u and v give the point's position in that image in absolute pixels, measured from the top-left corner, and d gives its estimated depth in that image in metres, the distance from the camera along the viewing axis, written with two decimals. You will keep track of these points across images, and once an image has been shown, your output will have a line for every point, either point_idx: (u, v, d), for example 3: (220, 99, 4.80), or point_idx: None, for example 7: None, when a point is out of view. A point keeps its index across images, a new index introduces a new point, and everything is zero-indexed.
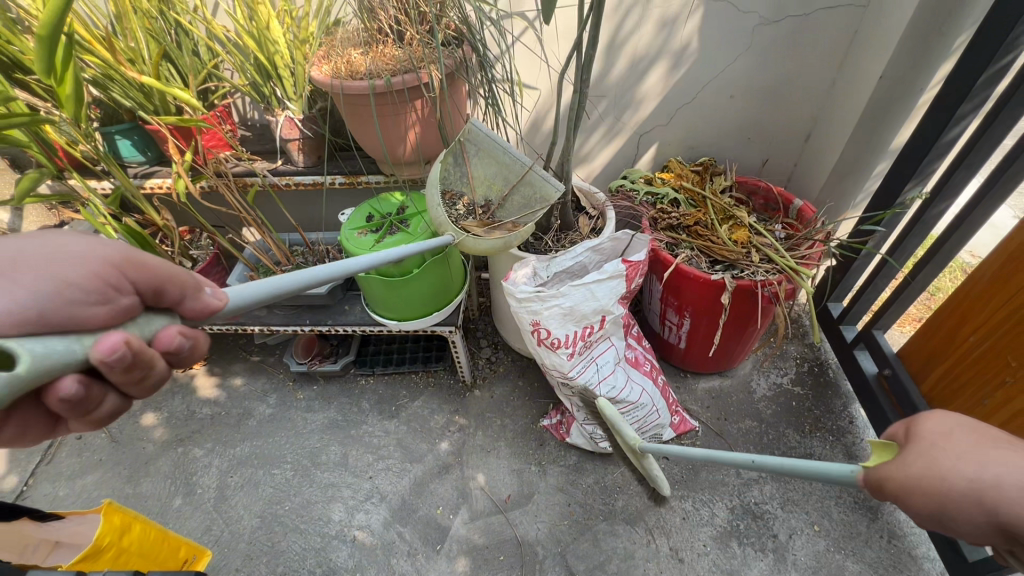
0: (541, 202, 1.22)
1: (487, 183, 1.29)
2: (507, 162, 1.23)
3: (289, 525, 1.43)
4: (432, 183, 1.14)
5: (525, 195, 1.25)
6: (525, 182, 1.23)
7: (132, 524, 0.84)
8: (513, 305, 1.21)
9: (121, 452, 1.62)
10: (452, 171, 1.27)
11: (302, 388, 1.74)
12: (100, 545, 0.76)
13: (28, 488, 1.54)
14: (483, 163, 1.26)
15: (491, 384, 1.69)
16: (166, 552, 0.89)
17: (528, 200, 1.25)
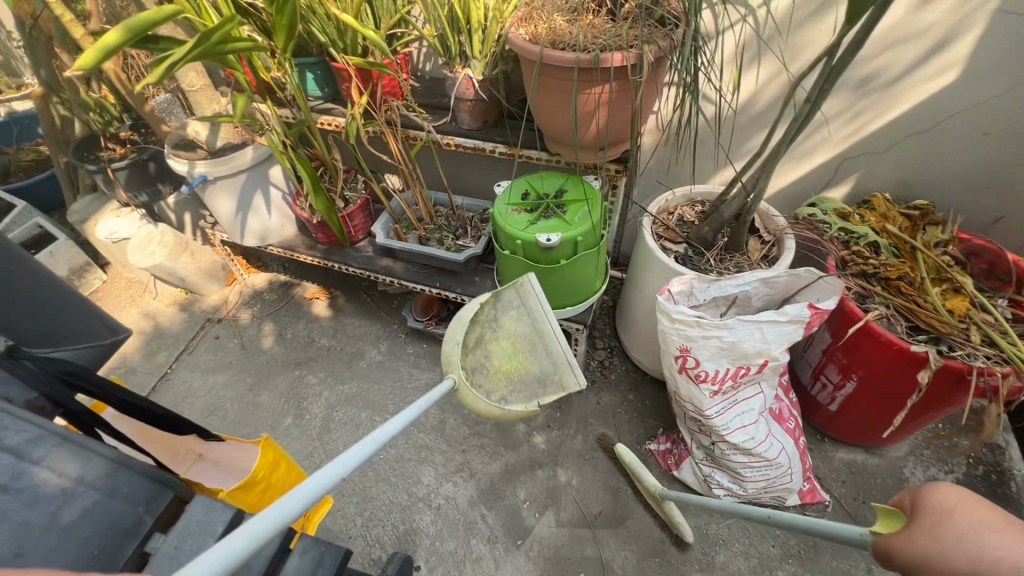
0: (556, 384, 0.93)
1: (503, 369, 0.91)
2: (544, 320, 0.95)
3: (382, 474, 1.46)
4: (469, 303, 0.88)
5: (545, 371, 0.96)
6: (549, 367, 0.96)
7: (279, 464, 0.81)
8: (664, 324, 1.10)
9: (247, 360, 1.75)
10: (489, 305, 0.92)
11: (412, 344, 1.76)
12: (256, 477, 0.75)
13: (171, 372, 1.72)
14: (521, 319, 0.95)
15: (599, 390, 1.60)
16: (294, 512, 0.85)
17: (534, 388, 0.92)
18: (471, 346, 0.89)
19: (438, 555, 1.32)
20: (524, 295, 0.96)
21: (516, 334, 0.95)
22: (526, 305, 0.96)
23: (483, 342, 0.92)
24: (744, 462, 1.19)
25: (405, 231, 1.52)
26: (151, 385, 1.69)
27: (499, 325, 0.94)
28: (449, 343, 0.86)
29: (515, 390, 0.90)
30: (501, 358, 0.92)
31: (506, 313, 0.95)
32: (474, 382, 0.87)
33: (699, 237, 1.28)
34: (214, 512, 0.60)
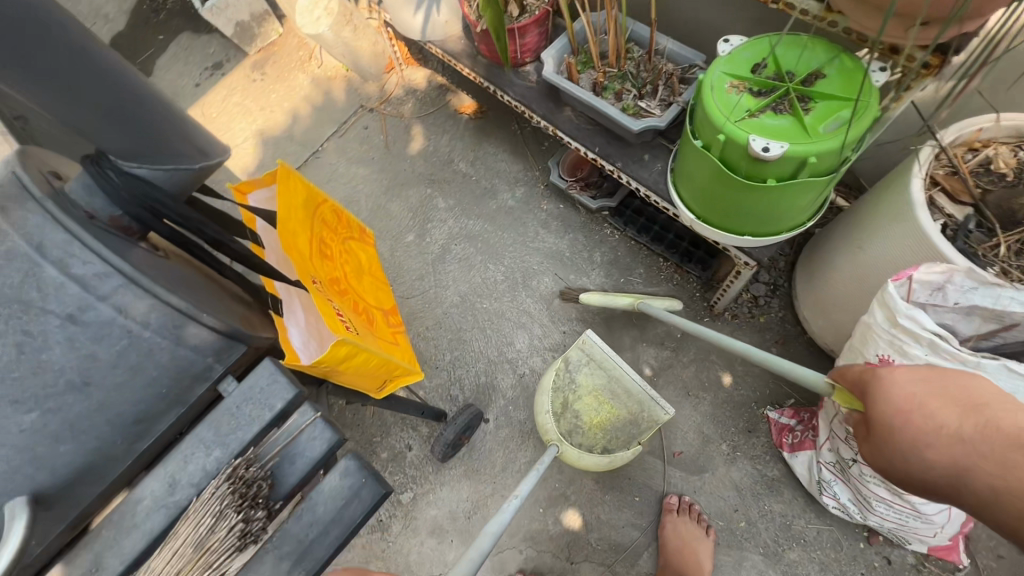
0: (646, 421, 1.17)
1: (602, 402, 1.22)
2: (612, 369, 1.21)
3: (479, 323, 1.45)
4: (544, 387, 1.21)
5: (633, 412, 1.20)
6: (636, 405, 1.19)
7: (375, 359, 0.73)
8: (877, 320, 0.80)
9: (387, 161, 1.71)
10: (563, 380, 1.24)
11: (549, 200, 1.57)
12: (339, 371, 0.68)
13: (321, 151, 1.75)
14: (598, 377, 1.23)
15: (737, 329, 1.35)
16: (375, 377, 0.79)
17: (633, 422, 1.19)
18: (560, 412, 1.21)
19: (508, 418, 1.35)
20: (588, 353, 1.23)
21: (596, 388, 1.23)
22: (593, 361, 1.23)
23: (569, 405, 1.23)
24: (885, 497, 0.96)
25: (580, 69, 1.21)
26: (303, 158, 1.74)
27: (577, 386, 1.23)
28: (541, 416, 1.20)
29: (612, 439, 1.20)
30: (590, 414, 1.22)
31: (579, 372, 1.25)
32: (574, 441, 1.20)
33: (1003, 206, 0.85)
34: (277, 385, 0.56)
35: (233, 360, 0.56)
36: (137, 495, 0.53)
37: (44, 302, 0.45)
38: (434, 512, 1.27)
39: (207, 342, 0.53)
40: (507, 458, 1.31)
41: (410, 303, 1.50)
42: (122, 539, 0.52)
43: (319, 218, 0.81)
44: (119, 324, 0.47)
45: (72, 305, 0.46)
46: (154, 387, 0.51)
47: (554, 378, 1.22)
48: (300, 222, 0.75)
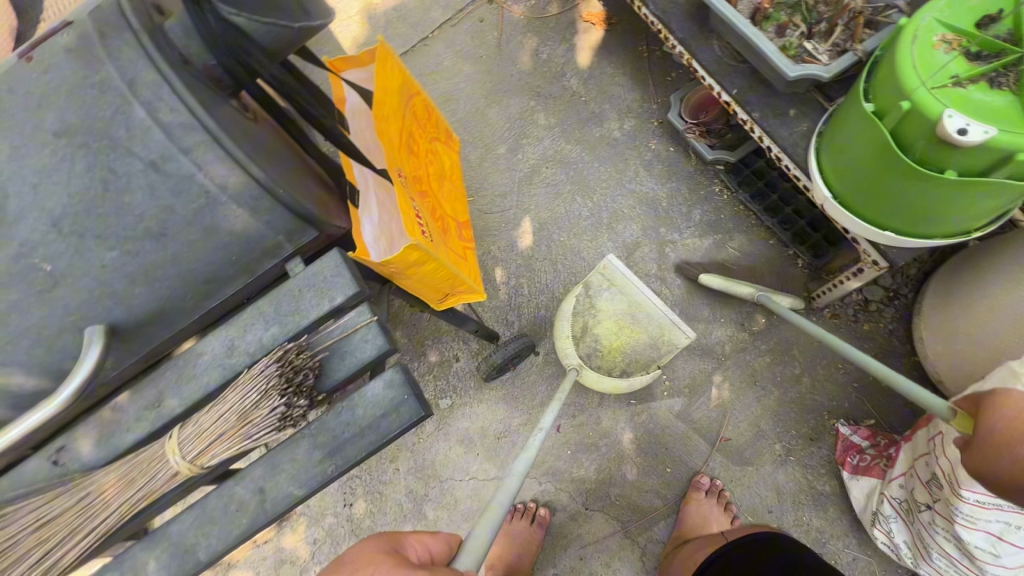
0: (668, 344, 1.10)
1: (619, 326, 1.14)
2: (633, 294, 1.11)
3: (551, 255, 1.39)
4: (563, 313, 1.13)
5: (654, 334, 1.12)
6: (658, 325, 1.11)
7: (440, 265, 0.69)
8: None
9: (496, 62, 1.59)
10: (580, 302, 1.14)
11: (659, 141, 1.41)
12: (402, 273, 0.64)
13: (432, 41, 1.63)
14: (619, 301, 1.13)
15: (833, 330, 1.20)
16: (439, 287, 0.76)
17: (655, 344, 1.12)
18: (578, 337, 1.14)
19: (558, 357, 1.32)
20: (610, 276, 1.12)
21: (616, 313, 1.13)
22: (614, 283, 1.12)
23: (588, 329, 1.15)
24: (950, 555, 0.85)
25: None
26: (412, 46, 1.63)
27: (597, 310, 1.14)
28: (561, 340, 1.14)
29: (630, 362, 1.13)
30: (610, 338, 1.14)
31: (599, 296, 1.15)
32: (593, 365, 1.14)
33: None
34: (340, 279, 0.54)
35: (303, 243, 0.54)
36: (198, 349, 0.55)
37: (129, 143, 0.44)
38: (466, 425, 1.30)
39: (281, 220, 0.51)
40: (547, 395, 1.30)
41: (487, 218, 1.45)
42: (181, 385, 0.55)
43: (412, 108, 0.79)
44: (199, 182, 0.46)
45: (157, 150, 0.44)
46: (225, 252, 0.50)
47: (574, 305, 1.13)
48: (393, 108, 0.71)
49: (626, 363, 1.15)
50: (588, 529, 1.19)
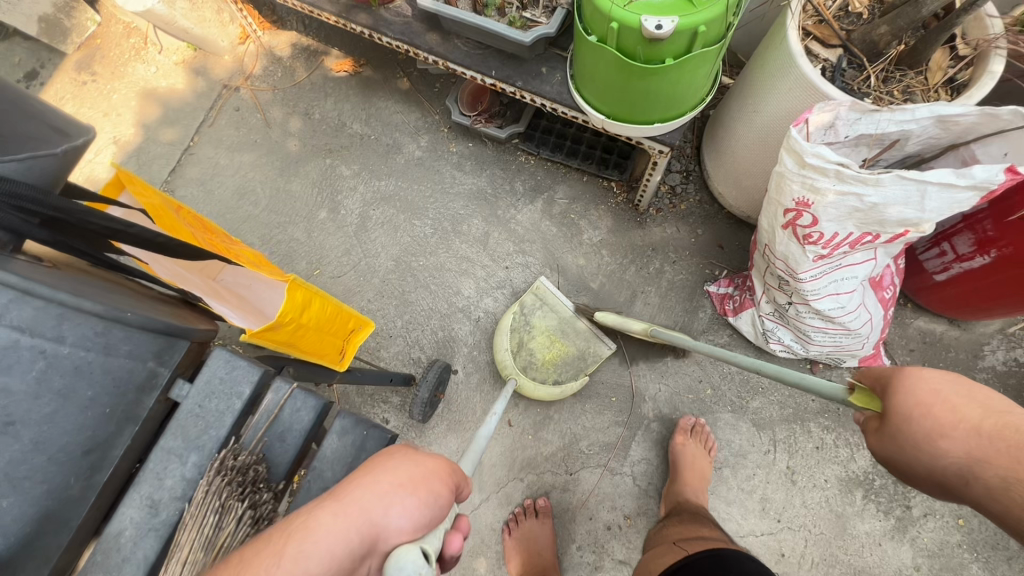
0: (591, 357, 1.27)
1: (551, 340, 1.29)
2: (564, 311, 1.29)
3: (420, 282, 1.42)
4: (502, 328, 1.27)
5: (580, 348, 1.28)
6: (584, 342, 1.28)
7: (312, 300, 0.72)
8: (789, 168, 0.87)
9: (273, 141, 1.57)
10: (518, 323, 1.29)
11: (457, 142, 1.53)
12: (281, 324, 0.65)
13: (194, 147, 1.56)
14: (547, 319, 1.30)
15: (664, 221, 1.41)
16: (322, 333, 0.77)
17: (580, 361, 1.27)
18: (517, 349, 1.27)
19: (476, 364, 1.35)
20: (542, 297, 1.31)
21: (548, 328, 1.29)
22: (546, 305, 1.31)
23: (524, 344, 1.29)
24: (821, 327, 1.07)
25: None
26: (175, 160, 1.54)
27: (532, 328, 1.29)
28: (500, 354, 1.26)
29: (561, 373, 1.27)
30: (544, 351, 1.28)
31: (534, 316, 1.31)
32: (530, 376, 1.27)
33: (867, 41, 0.92)
34: (238, 371, 0.56)
35: (178, 359, 0.54)
36: (114, 531, 0.50)
37: None
38: None
39: (143, 346, 0.51)
40: (485, 401, 1.32)
41: (343, 282, 1.43)
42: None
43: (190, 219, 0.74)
44: (31, 343, 0.44)
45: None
46: (95, 408, 0.48)
47: (511, 321, 1.28)
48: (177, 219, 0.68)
49: (558, 373, 1.28)
50: (582, 489, 1.24)
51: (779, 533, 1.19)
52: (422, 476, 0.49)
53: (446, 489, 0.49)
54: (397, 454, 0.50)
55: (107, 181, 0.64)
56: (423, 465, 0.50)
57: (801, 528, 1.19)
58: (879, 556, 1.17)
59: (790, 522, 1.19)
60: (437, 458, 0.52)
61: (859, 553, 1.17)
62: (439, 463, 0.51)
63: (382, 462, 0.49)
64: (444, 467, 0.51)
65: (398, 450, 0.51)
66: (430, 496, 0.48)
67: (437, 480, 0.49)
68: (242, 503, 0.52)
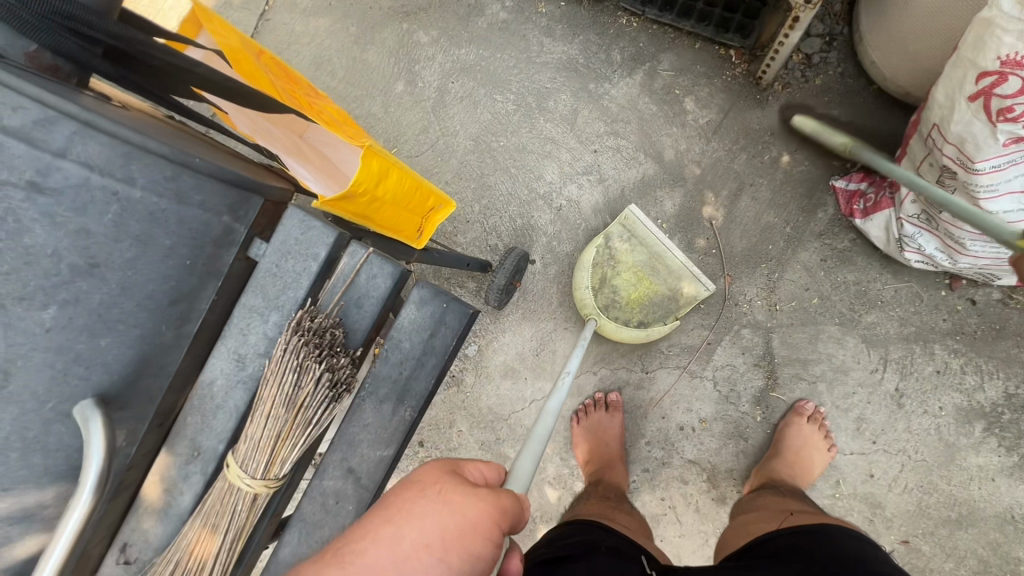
0: (686, 297, 1.13)
1: (637, 275, 1.17)
2: (656, 246, 1.13)
3: (500, 164, 1.32)
4: (583, 264, 1.13)
5: (672, 288, 1.15)
6: (677, 277, 1.13)
7: (389, 171, 0.66)
8: (1004, 11, 0.65)
9: (348, 2, 1.44)
10: (602, 254, 1.16)
11: (547, 0, 1.32)
12: (355, 194, 0.60)
13: (269, 10, 1.47)
14: (636, 253, 1.16)
15: (790, 100, 1.18)
16: (398, 208, 0.72)
17: (671, 298, 1.14)
18: (598, 286, 1.16)
19: (555, 255, 1.29)
20: (631, 227, 1.16)
21: (636, 264, 1.16)
22: (635, 236, 1.15)
23: (608, 280, 1.17)
24: (985, 235, 0.87)
25: None
26: (252, 26, 1.48)
27: (616, 263, 1.16)
28: (580, 293, 1.13)
29: (647, 313, 1.16)
30: (629, 289, 1.16)
31: (619, 248, 1.18)
32: (611, 315, 1.16)
33: None
34: (314, 232, 0.56)
35: (252, 216, 0.57)
36: (208, 379, 0.56)
37: None
38: (503, 358, 1.29)
39: (216, 197, 0.53)
40: (562, 293, 1.28)
41: (420, 162, 1.37)
42: (210, 422, 0.56)
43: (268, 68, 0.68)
44: (102, 184, 0.46)
45: (28, 167, 0.44)
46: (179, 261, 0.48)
47: (594, 254, 1.14)
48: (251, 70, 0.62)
49: (643, 314, 1.16)
50: (657, 389, 1.21)
51: (871, 455, 1.11)
52: (458, 531, 0.39)
53: (487, 547, 0.40)
54: (430, 499, 0.41)
55: (183, 16, 0.58)
56: (461, 517, 0.40)
57: (899, 452, 1.09)
58: (989, 491, 1.06)
59: (887, 445, 1.10)
60: (479, 503, 0.42)
61: (964, 485, 1.07)
62: (481, 510, 0.41)
63: (409, 507, 0.41)
64: (489, 514, 0.42)
65: (432, 491, 0.42)
66: (467, 562, 0.39)
67: (478, 535, 0.40)
68: (320, 365, 0.53)
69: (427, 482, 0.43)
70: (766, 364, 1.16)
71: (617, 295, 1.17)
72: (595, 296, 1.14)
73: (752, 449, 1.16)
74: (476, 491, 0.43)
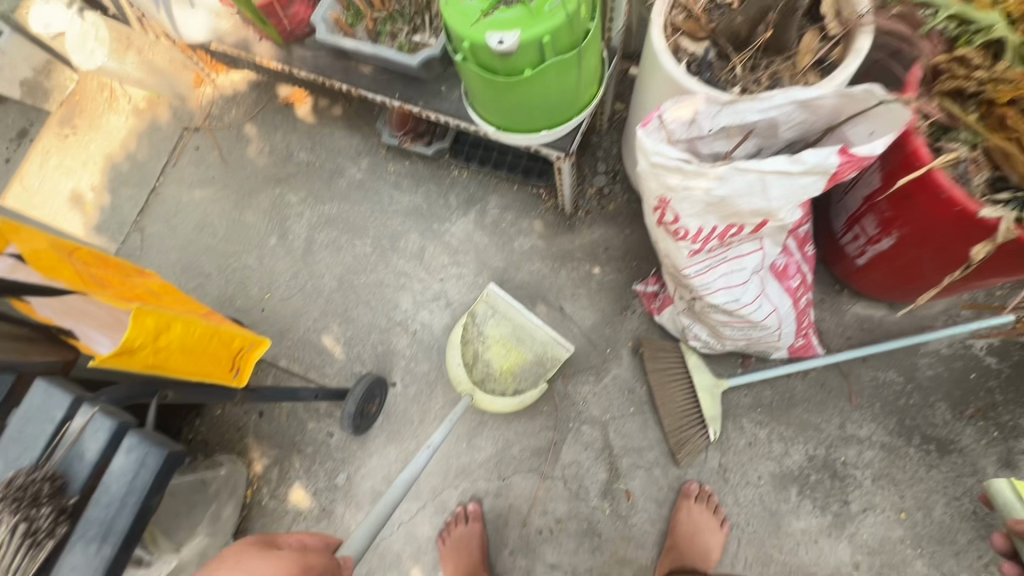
0: (550, 360, 1.22)
1: (506, 346, 1.24)
2: (516, 316, 1.24)
3: (362, 298, 1.49)
4: (455, 343, 1.27)
5: (538, 352, 1.24)
6: (543, 342, 1.23)
7: (172, 323, 0.79)
8: (642, 168, 0.86)
9: (228, 174, 1.68)
10: (473, 329, 1.26)
11: (394, 162, 1.59)
12: (132, 346, 0.73)
13: (159, 186, 1.70)
14: (500, 323, 1.25)
15: (593, 224, 1.42)
16: (196, 356, 0.85)
17: (540, 360, 1.23)
18: (471, 362, 1.25)
19: (413, 376, 1.41)
20: (494, 305, 1.26)
21: (503, 336, 1.25)
22: (498, 312, 1.25)
23: (479, 355, 1.25)
24: (726, 321, 1.06)
25: (352, 24, 1.21)
26: (143, 199, 1.69)
27: (486, 337, 1.25)
28: (455, 369, 1.26)
29: (521, 381, 1.24)
30: (500, 361, 1.25)
31: (486, 324, 1.26)
32: (488, 387, 1.24)
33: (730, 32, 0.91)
34: (53, 400, 0.72)
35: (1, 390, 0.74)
36: None
37: None
38: (371, 482, 1.34)
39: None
40: (422, 411, 1.38)
41: (291, 303, 1.52)
42: None
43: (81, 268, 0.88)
44: None
45: None
46: None
47: (462, 332, 1.26)
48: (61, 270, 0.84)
49: (519, 381, 1.24)
50: (514, 494, 1.26)
51: None
52: None
53: None
54: None
55: None
56: None
57: (733, 527, 1.17)
58: (816, 554, 1.13)
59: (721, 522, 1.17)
60: None
61: (795, 552, 1.13)
62: None
63: None
64: None
65: None
66: None
67: None
68: (15, 516, 0.64)
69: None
70: (606, 456, 1.25)
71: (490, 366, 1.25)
72: (469, 373, 1.25)
73: (607, 544, 1.21)
74: None
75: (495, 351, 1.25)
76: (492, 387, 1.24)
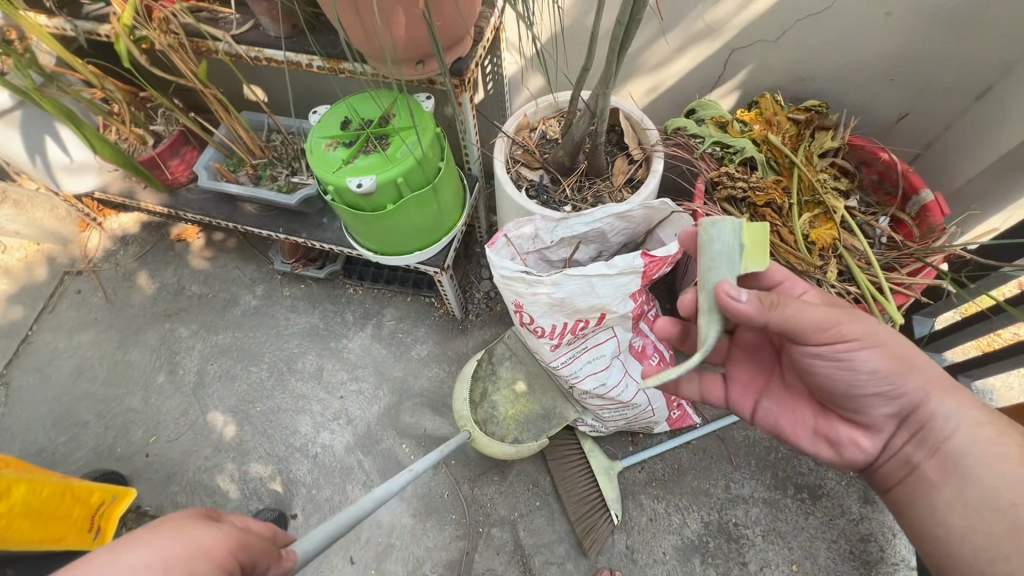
0: (557, 418, 1.24)
1: (515, 392, 1.28)
2: (533, 365, 1.30)
3: (258, 427, 1.45)
4: (463, 376, 1.27)
5: (546, 408, 1.26)
6: (551, 396, 1.26)
7: None
8: (496, 280, 0.97)
9: (112, 315, 1.64)
10: (484, 367, 1.30)
11: (289, 286, 1.64)
12: None
13: (33, 334, 1.61)
14: (514, 368, 1.31)
15: (484, 325, 1.52)
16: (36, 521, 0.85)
17: (546, 413, 1.25)
18: (477, 400, 1.26)
19: (316, 503, 1.35)
20: (512, 348, 1.33)
21: (516, 382, 1.29)
22: (517, 355, 1.32)
23: (488, 395, 1.28)
24: (601, 404, 1.15)
25: (234, 171, 1.32)
26: (13, 350, 1.59)
27: (498, 378, 1.30)
28: (459, 401, 1.25)
29: (522, 431, 1.24)
30: (507, 406, 1.27)
31: (501, 366, 1.31)
32: (489, 428, 1.24)
33: (556, 163, 1.11)
34: None
35: None
36: None
37: None
38: None
39: None
40: None
41: (180, 443, 1.44)
42: None
43: None
44: None
45: None
46: None
47: (475, 367, 1.29)
48: None
49: (520, 432, 1.24)
50: None
51: None
52: (187, 557, 0.51)
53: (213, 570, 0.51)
54: (172, 531, 0.53)
55: None
56: (195, 546, 0.52)
57: None
58: None
59: None
60: (220, 537, 0.54)
61: None
62: (218, 542, 0.54)
63: (151, 537, 0.52)
64: (225, 546, 0.54)
65: (177, 525, 0.54)
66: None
67: (207, 558, 0.52)
68: None
69: (180, 519, 0.55)
70: (518, 558, 1.24)
71: (495, 410, 1.26)
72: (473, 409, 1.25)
73: None
74: (222, 529, 0.56)
75: (502, 395, 1.28)
76: (489, 429, 1.24)
